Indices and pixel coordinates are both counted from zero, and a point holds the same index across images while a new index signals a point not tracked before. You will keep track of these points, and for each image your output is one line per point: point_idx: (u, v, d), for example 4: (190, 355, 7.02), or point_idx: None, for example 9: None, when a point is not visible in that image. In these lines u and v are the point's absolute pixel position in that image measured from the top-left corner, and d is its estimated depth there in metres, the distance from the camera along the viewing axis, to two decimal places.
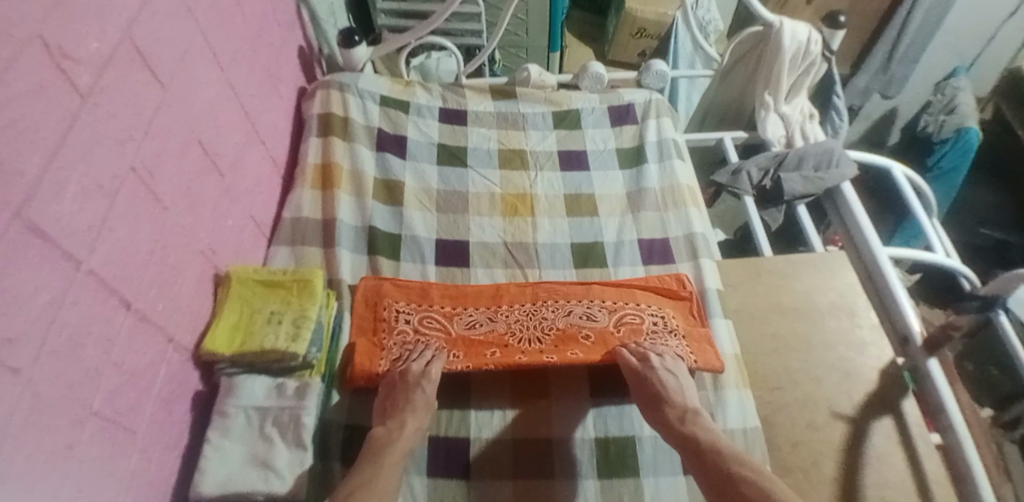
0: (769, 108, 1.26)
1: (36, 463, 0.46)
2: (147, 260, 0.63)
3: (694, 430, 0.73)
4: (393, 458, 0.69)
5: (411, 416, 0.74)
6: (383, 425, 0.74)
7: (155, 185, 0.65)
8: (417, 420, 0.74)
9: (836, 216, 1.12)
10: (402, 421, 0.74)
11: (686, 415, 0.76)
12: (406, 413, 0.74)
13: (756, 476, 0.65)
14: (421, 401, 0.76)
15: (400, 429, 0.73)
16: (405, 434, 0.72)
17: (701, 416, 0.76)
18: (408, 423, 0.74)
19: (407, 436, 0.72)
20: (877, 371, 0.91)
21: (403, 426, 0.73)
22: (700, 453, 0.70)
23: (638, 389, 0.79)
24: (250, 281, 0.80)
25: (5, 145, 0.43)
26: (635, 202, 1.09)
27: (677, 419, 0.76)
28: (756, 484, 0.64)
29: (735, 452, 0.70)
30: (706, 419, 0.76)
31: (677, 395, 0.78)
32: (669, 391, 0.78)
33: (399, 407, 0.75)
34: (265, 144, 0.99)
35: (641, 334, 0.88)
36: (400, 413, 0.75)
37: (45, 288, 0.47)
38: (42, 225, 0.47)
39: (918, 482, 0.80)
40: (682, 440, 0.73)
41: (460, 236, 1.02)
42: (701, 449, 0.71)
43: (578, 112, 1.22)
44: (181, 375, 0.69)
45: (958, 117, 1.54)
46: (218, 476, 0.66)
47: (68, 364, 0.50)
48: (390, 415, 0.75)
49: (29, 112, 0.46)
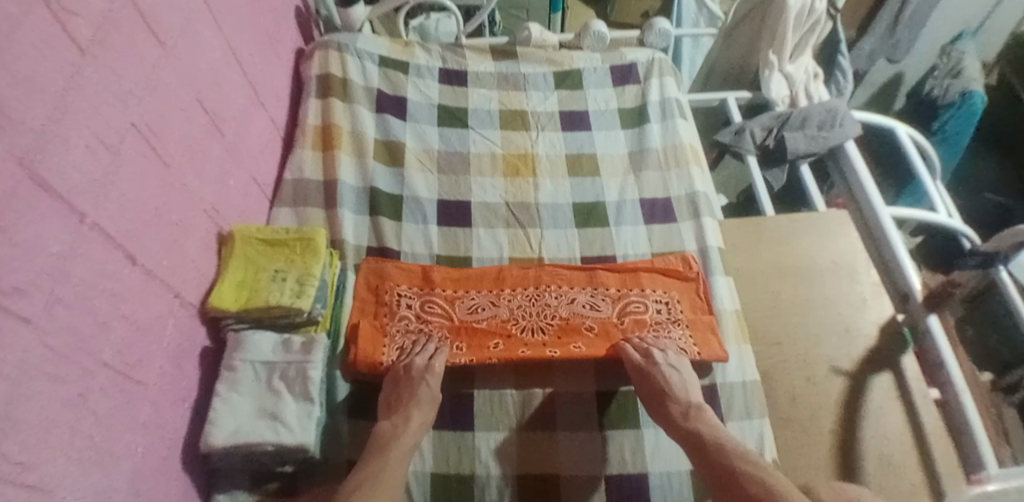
0: (774, 67, 1.23)
1: (50, 410, 0.47)
2: (152, 217, 0.63)
3: (699, 426, 0.73)
4: (398, 453, 0.69)
5: (416, 411, 0.74)
6: (388, 418, 0.74)
7: (158, 142, 0.65)
8: (422, 414, 0.74)
9: (840, 177, 1.09)
10: (408, 415, 0.73)
11: (690, 411, 0.75)
12: (411, 408, 0.74)
13: (760, 471, 0.65)
14: (425, 396, 0.75)
15: (405, 424, 0.73)
16: (412, 428, 0.72)
17: (705, 411, 0.76)
18: (414, 418, 0.73)
19: (413, 432, 0.72)
20: (877, 327, 0.92)
21: (407, 421, 0.73)
22: (705, 450, 0.70)
23: (641, 385, 0.78)
24: (253, 239, 0.80)
25: (9, 95, 0.43)
26: (637, 163, 1.08)
27: (680, 415, 0.75)
28: (761, 482, 0.64)
29: (739, 447, 0.69)
30: (711, 415, 0.75)
31: (681, 391, 0.77)
32: (672, 387, 0.77)
33: (403, 403, 0.75)
34: (265, 106, 0.98)
35: (644, 326, 0.88)
36: (405, 409, 0.74)
37: (52, 240, 0.48)
38: (47, 178, 0.47)
39: (915, 433, 0.81)
40: (687, 437, 0.72)
41: (462, 197, 1.02)
42: (706, 446, 0.70)
43: (580, 72, 1.20)
44: (188, 331, 0.70)
45: (963, 81, 1.49)
46: (229, 428, 0.67)
47: (77, 316, 0.51)
48: (395, 409, 0.75)
49: (32, 64, 0.46)
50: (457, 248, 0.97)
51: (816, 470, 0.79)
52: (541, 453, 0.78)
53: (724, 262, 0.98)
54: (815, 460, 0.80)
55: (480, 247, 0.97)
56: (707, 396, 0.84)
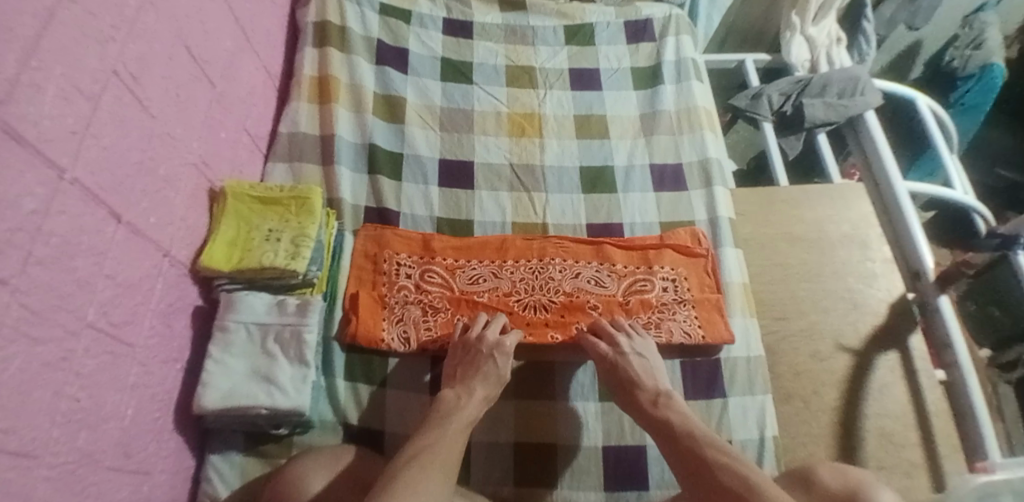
0: (795, 29, 1.17)
1: (29, 372, 0.44)
2: (136, 171, 0.59)
3: (668, 414, 0.69)
4: (458, 424, 0.66)
5: (480, 383, 0.72)
6: (451, 388, 0.71)
7: (140, 90, 0.60)
8: (486, 389, 0.72)
9: (856, 146, 1.04)
10: (471, 389, 0.71)
11: (659, 398, 0.71)
12: (475, 381, 0.72)
13: (732, 462, 0.60)
14: (491, 372, 0.73)
15: (468, 397, 0.70)
16: (473, 402, 0.70)
17: (675, 398, 0.71)
18: (476, 391, 0.71)
19: (475, 405, 0.70)
20: (886, 304, 0.90)
21: (472, 395, 0.70)
22: (673, 439, 0.66)
23: (607, 375, 0.75)
24: (246, 196, 0.77)
25: None
26: (647, 126, 1.04)
27: (649, 403, 0.71)
28: (735, 471, 0.59)
29: (708, 435, 0.65)
30: (680, 401, 0.71)
31: (647, 378, 0.74)
32: (640, 376, 0.73)
33: (467, 376, 0.72)
34: (256, 53, 0.93)
35: (649, 308, 0.84)
36: (468, 380, 0.72)
37: (29, 196, 0.44)
38: (19, 128, 0.43)
39: (918, 412, 0.81)
40: (657, 427, 0.68)
41: (464, 156, 0.98)
42: (675, 434, 0.66)
43: (592, 27, 1.13)
44: (179, 289, 0.68)
45: (983, 53, 1.37)
46: (221, 390, 0.66)
47: (57, 275, 0.48)
48: (458, 380, 0.72)
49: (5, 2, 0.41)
50: (458, 210, 0.94)
51: (815, 446, 0.80)
52: (542, 421, 0.78)
53: (734, 233, 0.95)
54: (816, 436, 0.80)
55: (483, 210, 0.94)
56: (710, 370, 0.82)
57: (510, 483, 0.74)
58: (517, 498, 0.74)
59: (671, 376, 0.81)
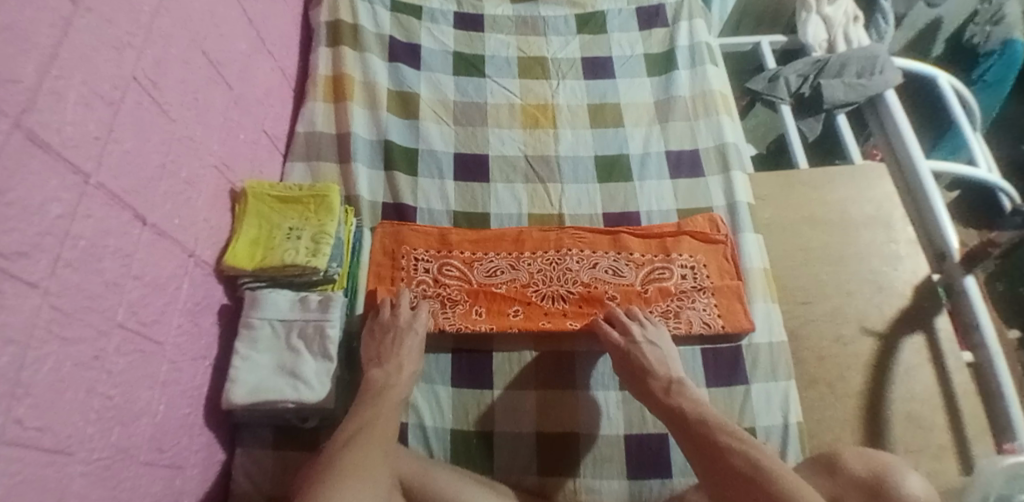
0: (811, 9, 1.15)
1: (62, 372, 0.46)
2: (158, 174, 0.61)
3: (680, 402, 0.68)
4: (390, 402, 0.68)
5: (406, 358, 0.73)
6: (379, 367, 0.72)
7: (159, 94, 0.61)
8: (410, 361, 0.73)
9: (878, 127, 1.02)
10: (399, 364, 0.72)
11: (671, 386, 0.71)
12: (402, 356, 0.73)
13: (745, 447, 0.60)
14: (413, 344, 0.75)
15: (397, 373, 0.71)
16: (403, 378, 0.71)
17: (687, 385, 0.71)
18: (405, 366, 0.72)
19: (405, 381, 0.71)
20: (912, 285, 0.89)
21: (400, 370, 0.72)
22: (686, 426, 0.65)
23: (620, 364, 0.75)
24: (266, 196, 0.78)
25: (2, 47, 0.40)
26: (662, 112, 1.03)
27: (661, 391, 0.71)
28: (747, 456, 0.59)
29: (721, 421, 0.64)
30: (693, 388, 0.71)
31: (660, 366, 0.73)
32: (651, 364, 0.73)
33: (392, 352, 0.73)
34: (272, 55, 0.93)
35: (668, 296, 0.84)
36: (394, 356, 0.73)
37: (55, 201, 0.46)
38: (43, 136, 0.44)
39: (946, 394, 0.79)
40: (669, 413, 0.68)
41: (479, 149, 0.98)
42: (687, 421, 0.66)
43: (603, 15, 1.12)
44: (205, 288, 0.69)
45: (1003, 29, 1.33)
46: (249, 385, 0.68)
47: (86, 277, 0.49)
48: (385, 358, 0.73)
49: (21, 14, 0.42)
50: (474, 203, 0.94)
51: (841, 431, 0.79)
52: (560, 411, 0.78)
53: (753, 218, 0.93)
54: (841, 421, 0.79)
55: (499, 202, 0.94)
56: (731, 358, 0.81)
57: (533, 472, 0.75)
58: (540, 487, 0.75)
59: (691, 364, 0.81)
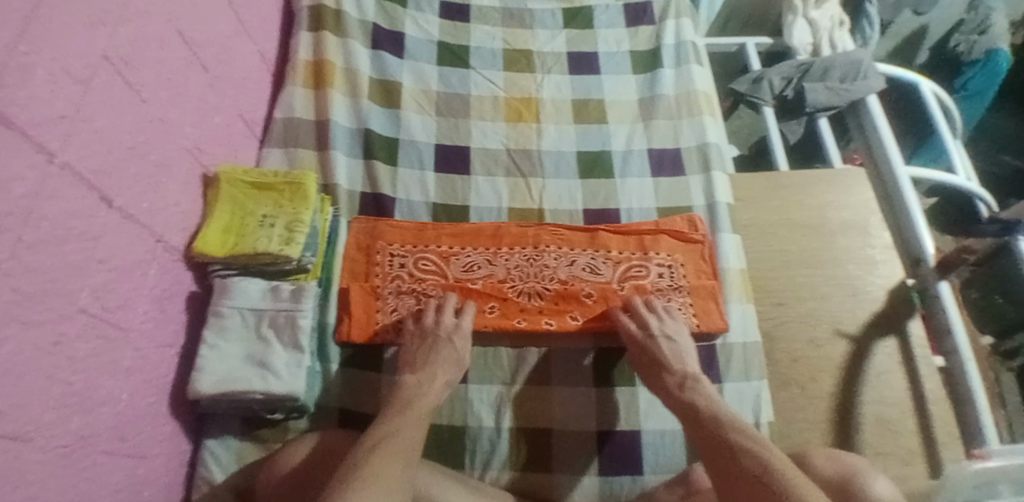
0: (797, 12, 1.16)
1: (22, 357, 0.44)
2: (127, 157, 0.59)
3: (693, 396, 0.70)
4: (417, 411, 0.67)
5: (441, 368, 0.73)
6: (412, 374, 0.72)
7: (131, 74, 0.59)
8: (445, 373, 0.73)
9: (858, 132, 1.02)
10: (433, 374, 0.72)
11: (685, 382, 0.72)
12: (436, 366, 0.73)
13: (756, 446, 0.60)
14: (451, 355, 0.74)
15: (430, 383, 0.71)
16: (435, 388, 0.71)
17: (701, 382, 0.72)
18: (437, 379, 0.72)
19: (436, 392, 0.71)
20: (885, 290, 0.90)
21: (432, 380, 0.71)
22: (697, 419, 0.67)
23: (635, 355, 0.77)
24: (240, 182, 0.76)
25: None
26: (646, 110, 1.02)
27: (677, 385, 0.72)
28: (755, 454, 0.59)
29: (734, 418, 0.65)
30: (707, 385, 0.72)
31: (676, 361, 0.74)
32: (667, 358, 0.74)
33: (427, 360, 0.73)
34: (251, 38, 0.91)
35: (644, 294, 0.84)
36: (429, 367, 0.73)
37: (20, 180, 0.44)
38: (7, 112, 0.42)
39: (916, 399, 0.81)
40: (682, 408, 0.69)
41: (461, 141, 0.97)
42: (699, 416, 0.67)
43: (591, 10, 1.12)
44: (173, 275, 0.68)
45: (988, 40, 1.32)
46: (216, 375, 0.67)
47: (48, 259, 0.48)
48: (416, 366, 0.73)
49: None
50: (454, 196, 0.93)
51: (811, 432, 0.80)
52: (538, 407, 0.78)
53: (732, 219, 0.94)
54: (812, 422, 0.80)
55: (479, 195, 0.93)
56: (705, 356, 0.82)
57: (506, 469, 0.75)
58: (513, 483, 0.74)
59: None
